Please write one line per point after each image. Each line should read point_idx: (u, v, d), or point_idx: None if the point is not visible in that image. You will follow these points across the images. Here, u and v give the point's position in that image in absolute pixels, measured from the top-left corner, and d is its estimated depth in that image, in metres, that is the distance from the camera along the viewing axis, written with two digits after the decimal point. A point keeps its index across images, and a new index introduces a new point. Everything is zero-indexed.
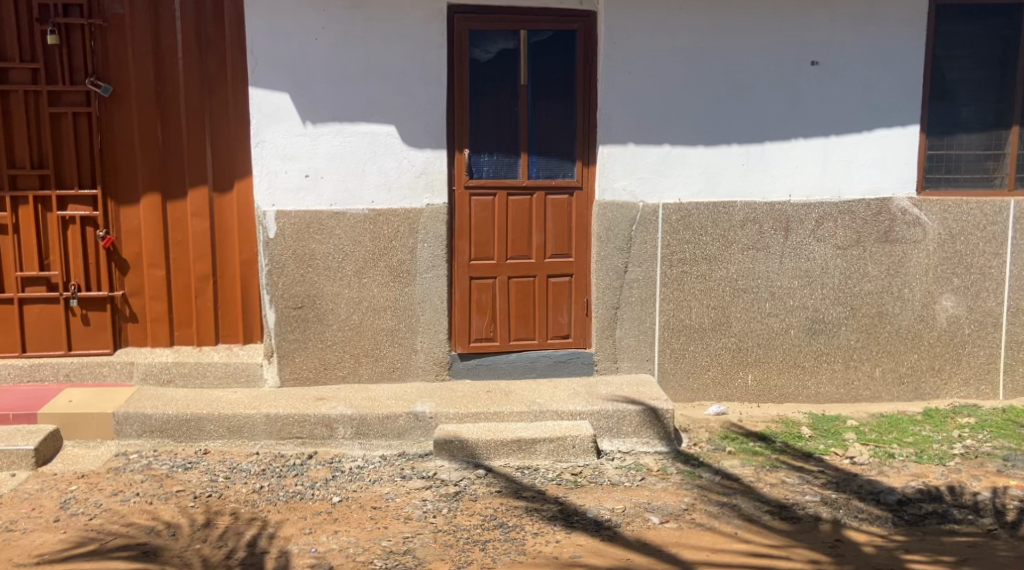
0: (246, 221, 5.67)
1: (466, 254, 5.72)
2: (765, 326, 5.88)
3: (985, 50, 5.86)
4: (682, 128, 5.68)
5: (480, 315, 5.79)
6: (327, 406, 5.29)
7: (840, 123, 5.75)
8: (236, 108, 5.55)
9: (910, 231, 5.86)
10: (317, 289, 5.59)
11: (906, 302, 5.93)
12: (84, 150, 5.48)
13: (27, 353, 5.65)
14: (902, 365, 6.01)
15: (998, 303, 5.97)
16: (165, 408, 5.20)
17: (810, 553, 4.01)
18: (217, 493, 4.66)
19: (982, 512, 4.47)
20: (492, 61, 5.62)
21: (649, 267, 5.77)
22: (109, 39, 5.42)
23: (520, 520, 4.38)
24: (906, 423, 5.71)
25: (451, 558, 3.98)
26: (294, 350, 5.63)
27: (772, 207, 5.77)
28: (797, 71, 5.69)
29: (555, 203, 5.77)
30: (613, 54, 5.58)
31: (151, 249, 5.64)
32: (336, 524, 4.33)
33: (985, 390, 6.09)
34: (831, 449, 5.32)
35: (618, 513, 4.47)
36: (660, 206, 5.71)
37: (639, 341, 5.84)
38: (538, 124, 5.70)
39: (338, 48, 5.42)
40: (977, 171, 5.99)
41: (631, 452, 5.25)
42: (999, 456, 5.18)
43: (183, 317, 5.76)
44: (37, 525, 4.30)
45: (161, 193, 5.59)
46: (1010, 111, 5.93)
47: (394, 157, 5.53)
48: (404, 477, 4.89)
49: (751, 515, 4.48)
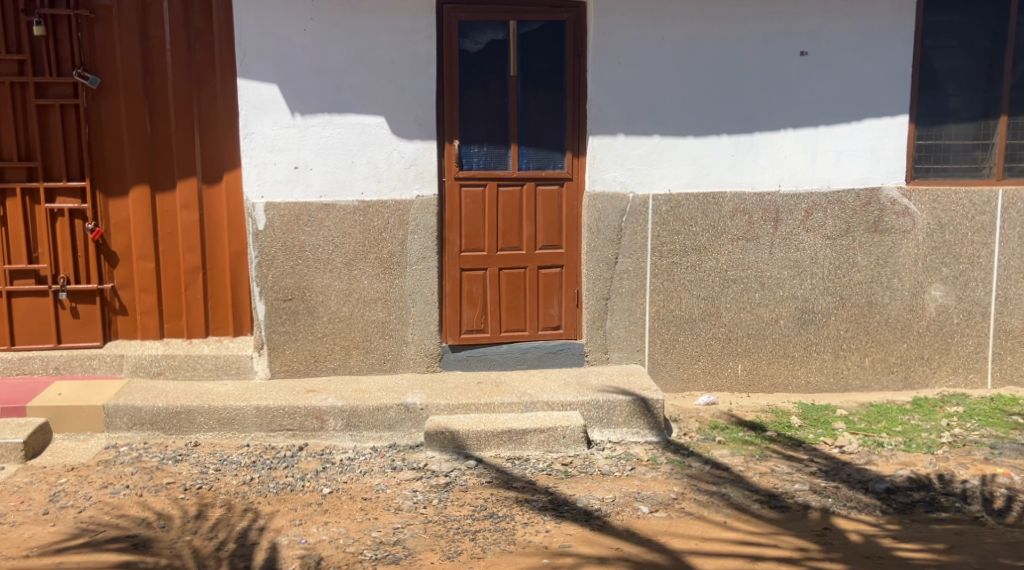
0: (236, 212, 5.65)
1: (456, 245, 5.72)
2: (755, 316, 5.89)
3: (974, 40, 5.87)
4: (672, 120, 5.68)
5: (470, 307, 5.79)
6: (317, 398, 5.29)
7: (830, 114, 5.75)
8: (225, 100, 5.54)
9: (899, 221, 5.88)
10: (308, 282, 5.58)
11: (895, 292, 5.94)
12: (72, 142, 5.46)
13: (16, 346, 5.64)
14: (891, 355, 6.03)
15: (986, 293, 5.99)
16: (155, 401, 5.20)
17: (798, 541, 4.04)
18: (207, 484, 4.66)
19: (970, 500, 4.50)
20: (482, 52, 5.61)
21: (640, 258, 5.78)
22: (96, 30, 5.40)
23: (511, 511, 4.39)
24: (895, 412, 5.72)
25: (441, 549, 3.99)
26: (284, 343, 5.62)
27: (762, 198, 5.77)
28: (786, 62, 5.69)
29: (545, 194, 5.76)
30: (602, 45, 5.57)
31: (141, 242, 5.63)
32: (326, 515, 4.33)
33: (973, 378, 6.11)
34: (821, 439, 5.34)
35: (608, 502, 4.48)
36: (649, 197, 5.72)
37: (630, 332, 5.85)
38: (528, 115, 5.70)
39: (325, 39, 5.40)
40: (966, 161, 6.02)
41: (621, 442, 5.27)
42: (986, 444, 5.21)
43: (173, 309, 5.75)
44: (27, 518, 4.30)
45: (150, 184, 5.58)
46: (999, 100, 5.95)
47: (383, 149, 5.52)
48: (394, 468, 4.89)
49: (740, 504, 4.50)
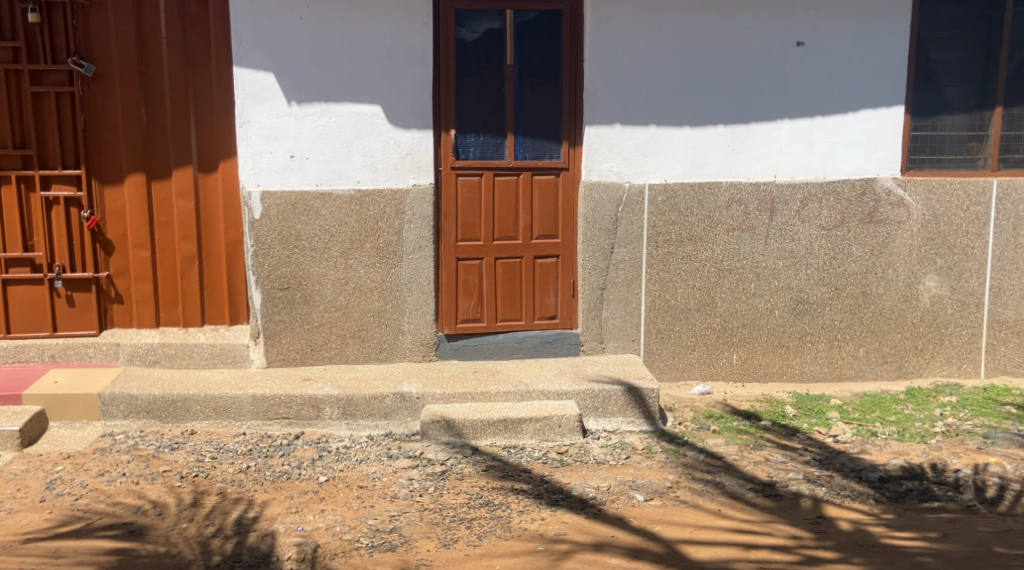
0: (232, 200, 5.64)
1: (452, 234, 5.72)
2: (749, 306, 5.91)
3: (970, 30, 5.88)
4: (668, 110, 5.68)
5: (467, 297, 5.80)
6: (313, 387, 5.30)
7: (826, 103, 5.75)
8: (221, 88, 5.52)
9: (894, 212, 5.89)
10: (304, 270, 5.58)
11: (889, 283, 5.96)
12: (67, 131, 5.45)
13: (12, 334, 5.63)
14: (885, 346, 6.06)
15: (980, 283, 6.02)
16: (151, 389, 5.20)
17: (791, 529, 4.06)
18: (203, 472, 4.67)
19: (963, 489, 4.54)
20: (479, 41, 5.60)
21: (636, 247, 5.79)
22: (91, 18, 5.38)
23: (506, 499, 4.41)
24: (889, 402, 5.76)
25: (437, 536, 4.01)
26: (281, 331, 5.63)
27: (757, 188, 5.78)
28: (782, 51, 5.69)
29: (541, 183, 5.77)
30: (599, 35, 5.58)
31: (136, 230, 5.62)
32: (323, 503, 4.35)
33: (966, 368, 6.15)
34: (815, 428, 5.36)
35: (603, 491, 4.51)
36: (646, 187, 5.72)
37: (626, 321, 5.87)
38: (525, 105, 5.70)
39: (322, 27, 5.39)
40: (960, 152, 6.03)
41: (617, 431, 5.29)
42: (979, 434, 5.24)
43: (169, 298, 5.75)
44: (23, 505, 4.31)
45: (145, 172, 5.57)
46: (994, 92, 5.96)
47: (380, 138, 5.51)
48: (391, 456, 4.91)
49: (734, 492, 4.53)
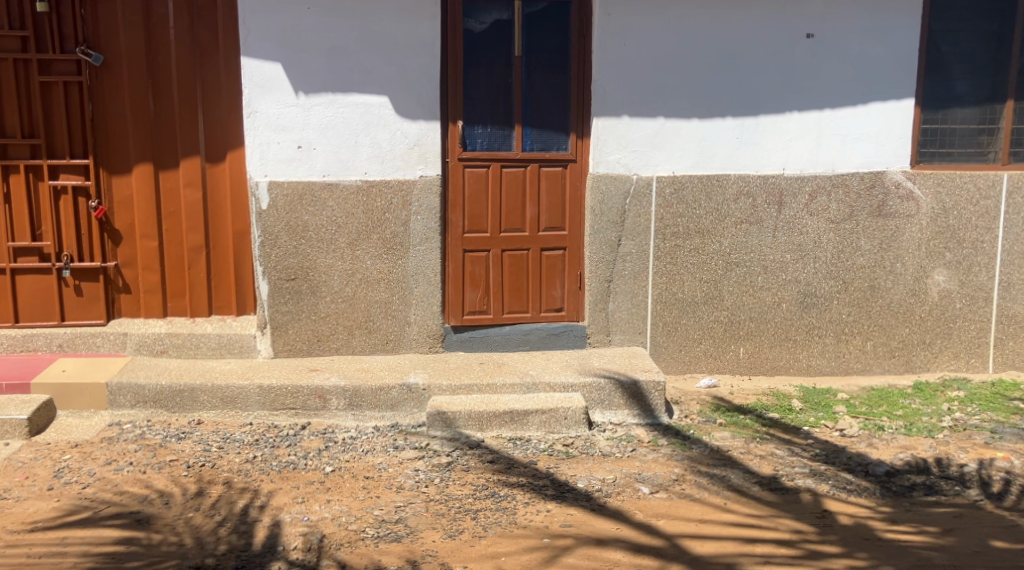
0: (239, 191, 5.65)
1: (459, 226, 5.71)
2: (758, 300, 5.89)
3: (982, 23, 5.84)
4: (677, 103, 5.66)
5: (473, 288, 5.79)
6: (320, 378, 5.31)
7: (835, 97, 5.72)
8: (229, 77, 5.53)
9: (904, 206, 5.86)
10: (311, 261, 5.58)
11: (898, 276, 5.94)
12: (76, 119, 5.45)
13: (20, 324, 5.64)
14: (893, 339, 6.03)
15: (989, 278, 5.99)
16: (158, 379, 5.22)
17: (794, 523, 4.06)
18: (210, 462, 4.69)
19: (969, 483, 4.52)
20: (486, 32, 5.59)
21: (643, 240, 5.77)
22: (100, 7, 5.38)
23: (512, 491, 4.42)
24: (896, 396, 5.74)
25: (442, 527, 4.01)
26: (287, 322, 5.64)
27: (766, 180, 5.76)
28: (792, 44, 5.66)
29: (549, 175, 5.75)
30: (608, 26, 5.55)
31: (144, 220, 5.64)
32: (328, 493, 4.36)
33: (974, 363, 6.12)
34: (822, 422, 5.36)
35: (608, 483, 4.51)
36: (653, 179, 5.71)
37: (632, 314, 5.86)
38: (533, 96, 5.68)
39: (330, 17, 5.37)
40: (971, 145, 6.00)
41: (623, 424, 5.28)
42: (987, 429, 5.22)
43: (177, 288, 5.77)
44: (31, 493, 4.33)
45: (153, 162, 5.58)
46: (1006, 85, 5.92)
47: (387, 128, 5.51)
48: (397, 447, 4.92)
49: (740, 486, 4.52)
